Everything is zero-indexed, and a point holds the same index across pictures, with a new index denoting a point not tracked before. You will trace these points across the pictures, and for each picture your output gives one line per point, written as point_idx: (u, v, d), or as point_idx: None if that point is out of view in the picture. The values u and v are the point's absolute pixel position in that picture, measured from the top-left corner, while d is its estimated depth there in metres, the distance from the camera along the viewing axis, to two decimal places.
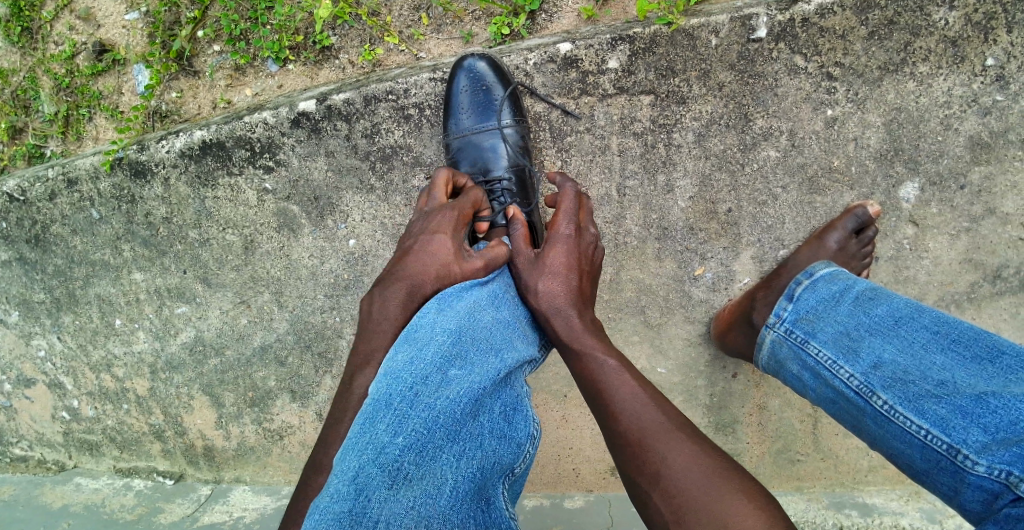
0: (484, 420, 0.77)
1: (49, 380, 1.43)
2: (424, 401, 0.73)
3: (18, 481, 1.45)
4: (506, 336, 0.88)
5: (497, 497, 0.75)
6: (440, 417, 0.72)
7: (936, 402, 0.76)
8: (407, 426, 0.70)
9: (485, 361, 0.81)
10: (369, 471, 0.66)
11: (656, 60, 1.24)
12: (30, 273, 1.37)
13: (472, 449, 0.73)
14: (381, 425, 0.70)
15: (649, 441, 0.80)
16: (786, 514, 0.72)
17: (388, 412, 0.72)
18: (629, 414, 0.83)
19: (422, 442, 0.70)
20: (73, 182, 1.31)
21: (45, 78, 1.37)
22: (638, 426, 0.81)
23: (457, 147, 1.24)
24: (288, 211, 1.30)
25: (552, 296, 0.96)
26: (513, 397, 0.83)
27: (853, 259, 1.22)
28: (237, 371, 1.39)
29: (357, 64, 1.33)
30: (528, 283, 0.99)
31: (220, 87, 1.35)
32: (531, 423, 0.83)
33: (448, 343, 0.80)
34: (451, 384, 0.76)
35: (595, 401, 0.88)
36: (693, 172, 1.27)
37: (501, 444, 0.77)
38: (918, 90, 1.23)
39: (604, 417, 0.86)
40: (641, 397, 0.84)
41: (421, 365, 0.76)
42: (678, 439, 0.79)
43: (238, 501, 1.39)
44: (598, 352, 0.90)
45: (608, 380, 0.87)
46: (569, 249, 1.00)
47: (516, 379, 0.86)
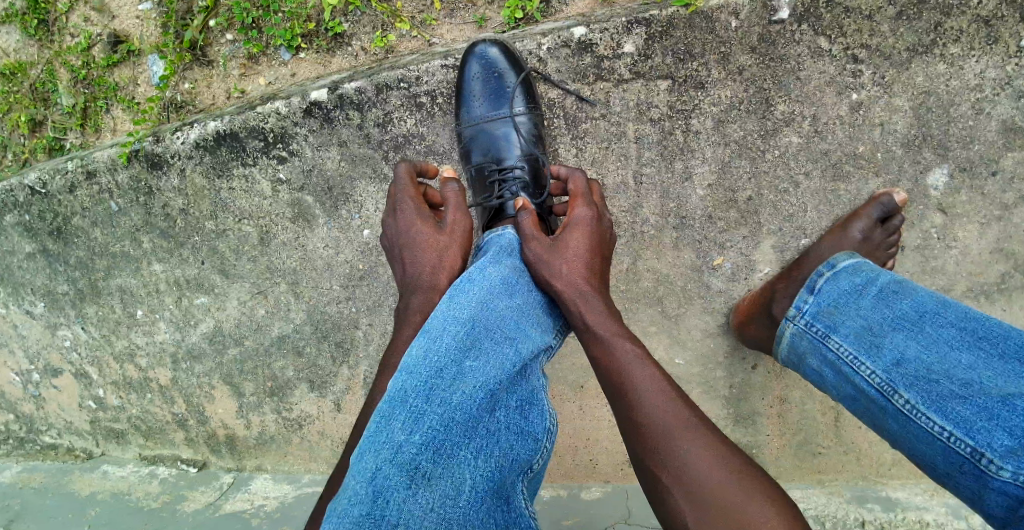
0: (500, 415, 0.76)
1: (75, 369, 1.47)
2: (440, 395, 0.73)
3: (48, 468, 1.49)
4: (520, 323, 0.88)
5: (516, 496, 0.74)
6: (456, 413, 0.72)
7: (961, 403, 0.73)
8: (424, 423, 0.70)
9: (500, 351, 0.81)
10: (386, 472, 0.66)
11: (673, 44, 1.20)
12: (53, 265, 1.40)
13: (489, 446, 0.73)
14: (397, 423, 0.70)
15: (670, 434, 0.78)
16: (802, 514, 0.74)
17: (404, 410, 0.72)
18: (649, 404, 0.81)
19: (439, 439, 0.70)
20: (92, 174, 1.32)
21: (63, 70, 1.39)
22: (658, 418, 0.80)
23: (469, 136, 1.22)
24: (302, 202, 1.30)
25: (575, 281, 0.94)
26: (528, 391, 0.82)
27: (878, 249, 1.18)
28: (255, 360, 1.40)
29: (369, 52, 1.32)
30: (547, 266, 0.95)
31: (233, 77, 1.35)
32: (547, 418, 0.82)
33: (463, 334, 0.80)
34: (467, 377, 0.76)
35: (612, 387, 0.86)
36: (712, 159, 1.24)
37: (517, 441, 0.76)
38: (949, 72, 1.18)
39: (621, 405, 0.84)
40: (663, 388, 0.83)
41: (436, 359, 0.77)
42: (701, 435, 0.78)
43: (259, 489, 1.41)
44: (619, 339, 0.89)
45: (631, 369, 0.85)
46: (589, 234, 0.99)
47: (531, 372, 0.85)
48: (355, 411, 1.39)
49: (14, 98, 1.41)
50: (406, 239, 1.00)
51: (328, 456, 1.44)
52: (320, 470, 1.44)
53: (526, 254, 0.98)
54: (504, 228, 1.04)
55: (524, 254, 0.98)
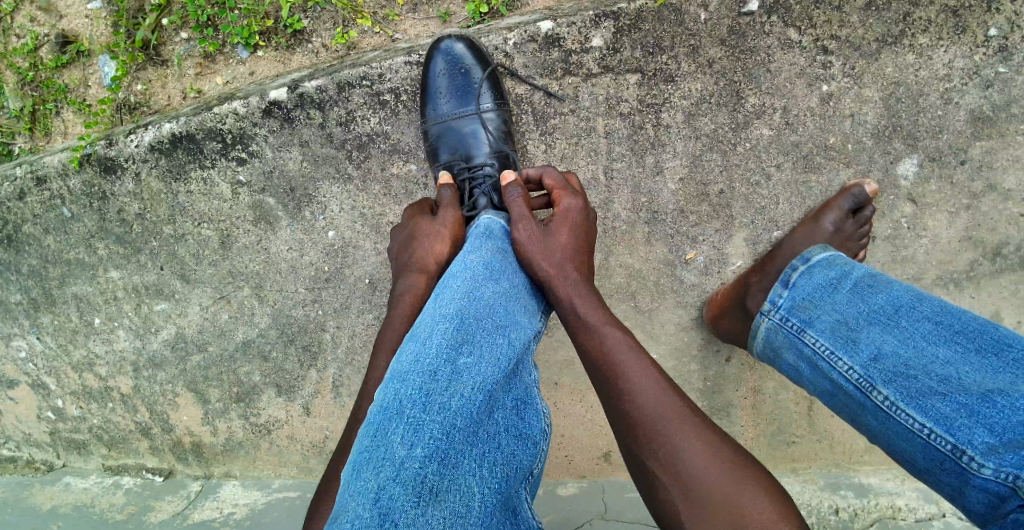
0: (499, 418, 0.74)
1: (32, 380, 1.42)
2: (439, 401, 0.70)
3: (6, 481, 1.44)
4: (510, 311, 0.86)
5: (521, 505, 0.72)
6: (456, 419, 0.70)
7: (941, 400, 0.73)
8: (425, 433, 0.67)
9: (493, 346, 0.79)
10: (391, 491, 0.62)
11: (641, 37, 1.18)
12: (5, 274, 1.34)
13: (492, 452, 0.71)
14: (396, 437, 0.67)
15: (662, 426, 0.77)
16: (796, 505, 0.74)
17: (401, 421, 0.69)
18: (641, 395, 0.80)
19: (443, 449, 0.67)
20: (42, 180, 1.27)
21: (9, 72, 1.33)
22: (650, 411, 0.79)
23: (435, 133, 1.19)
24: (264, 203, 1.26)
25: (566, 265, 0.94)
26: (523, 391, 0.80)
27: (849, 241, 1.18)
28: (221, 366, 1.37)
29: (330, 49, 1.27)
30: (539, 249, 0.95)
31: (190, 76, 1.30)
32: (542, 418, 0.81)
33: (453, 332, 0.78)
34: (462, 378, 0.73)
35: (601, 376, 0.85)
36: (683, 153, 1.22)
37: (519, 445, 0.75)
38: (917, 63, 1.17)
39: (611, 395, 0.82)
40: (654, 378, 0.81)
41: (428, 362, 0.74)
42: (694, 427, 0.77)
43: (227, 496, 1.37)
44: (609, 327, 0.87)
45: (620, 358, 0.84)
46: (577, 223, 1.01)
47: (525, 369, 0.83)
48: (325, 414, 1.36)
49: None
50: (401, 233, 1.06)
51: (299, 460, 1.40)
52: (290, 475, 1.41)
53: (517, 233, 0.96)
54: (483, 215, 1.03)
55: (515, 234, 0.97)
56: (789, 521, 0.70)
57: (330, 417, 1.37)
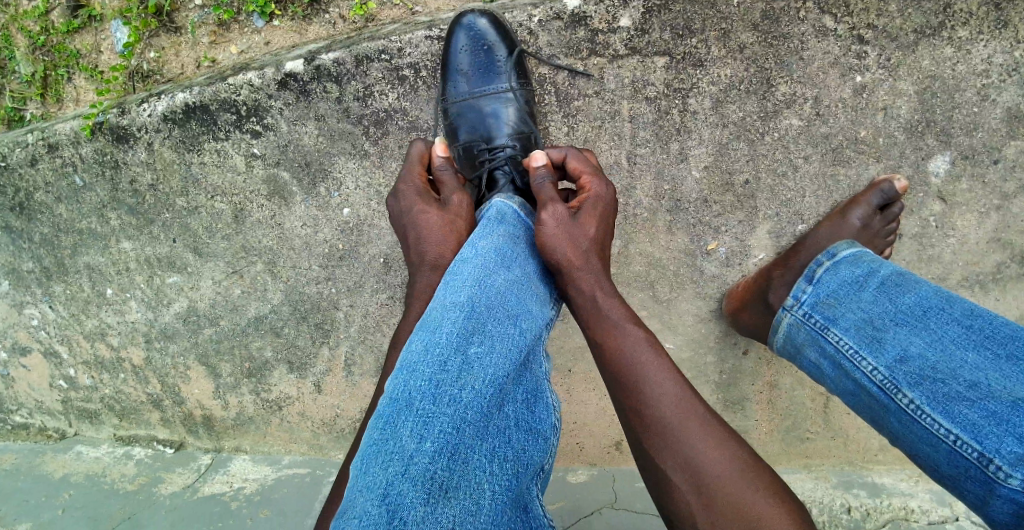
0: (510, 410, 0.73)
1: (44, 348, 1.42)
2: (449, 394, 0.69)
3: (19, 448, 1.45)
4: (522, 299, 0.84)
5: (533, 502, 0.72)
6: (466, 412, 0.69)
7: (969, 406, 0.71)
8: (435, 427, 0.66)
9: (505, 336, 0.78)
10: (401, 487, 0.61)
11: (671, 19, 1.14)
12: (16, 242, 1.33)
13: (503, 447, 0.70)
14: (405, 430, 0.66)
15: (678, 427, 0.76)
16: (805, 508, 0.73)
17: (411, 415, 0.68)
18: (658, 393, 0.78)
19: (453, 444, 0.66)
20: (54, 147, 1.25)
21: (20, 36, 1.30)
22: (668, 409, 0.77)
23: (455, 112, 1.16)
24: (278, 178, 1.24)
25: (589, 255, 0.91)
26: (534, 383, 0.80)
27: (876, 238, 1.15)
28: (232, 341, 1.36)
29: (347, 20, 1.23)
30: (565, 236, 0.90)
31: (203, 45, 1.26)
32: (553, 411, 0.80)
33: (463, 321, 0.76)
34: (473, 368, 0.72)
35: (616, 374, 0.82)
36: (709, 141, 1.19)
37: (529, 440, 0.74)
38: (956, 56, 1.13)
39: (626, 394, 0.81)
40: (673, 377, 0.79)
41: (438, 353, 0.73)
42: (710, 428, 0.76)
43: (238, 470, 1.38)
44: (627, 321, 0.85)
45: (633, 354, 0.82)
46: (605, 212, 0.97)
47: (536, 361, 0.82)
48: (337, 393, 1.36)
49: None
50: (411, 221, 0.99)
51: (309, 437, 1.41)
52: (301, 451, 1.42)
53: (545, 217, 0.91)
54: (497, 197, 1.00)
55: (544, 219, 0.91)
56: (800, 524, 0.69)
57: (341, 395, 1.37)
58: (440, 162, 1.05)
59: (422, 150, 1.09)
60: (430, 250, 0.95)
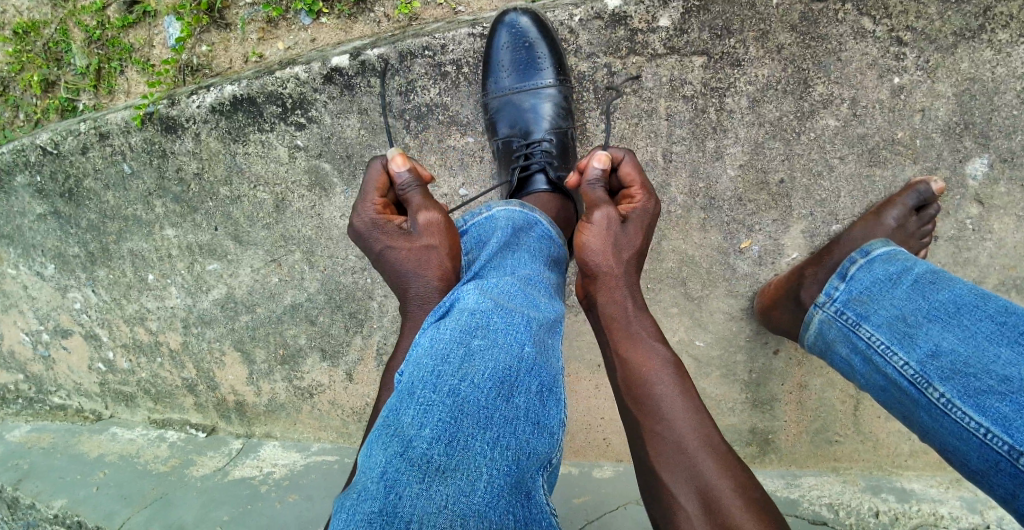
0: (519, 402, 0.70)
1: (85, 331, 1.46)
2: (448, 384, 0.69)
3: (57, 427, 1.48)
4: (528, 295, 0.82)
5: (538, 491, 0.66)
6: (465, 403, 0.67)
7: (999, 400, 0.71)
8: (433, 415, 0.66)
9: (508, 330, 0.75)
10: (397, 467, 0.62)
11: (710, 19, 1.16)
12: (64, 227, 1.37)
13: (505, 436, 0.66)
14: (407, 417, 0.67)
15: (694, 455, 0.76)
16: None
17: (413, 402, 0.68)
18: (679, 418, 0.79)
19: (450, 431, 0.65)
20: (105, 135, 1.29)
21: (77, 30, 1.35)
22: (687, 436, 0.77)
23: (495, 107, 1.19)
24: (320, 168, 1.27)
25: (626, 266, 0.91)
26: (551, 378, 0.75)
27: (911, 239, 1.15)
28: (268, 328, 1.39)
29: (392, 19, 1.27)
30: (610, 242, 0.91)
31: (252, 41, 1.30)
32: (566, 408, 0.75)
33: (466, 317, 0.76)
34: (475, 361, 0.71)
35: (636, 391, 0.82)
36: (745, 139, 1.20)
37: (535, 433, 0.69)
38: (995, 59, 1.13)
39: (644, 411, 0.81)
40: (691, 405, 0.80)
41: (442, 344, 0.73)
42: (724, 461, 0.76)
43: (268, 456, 1.40)
44: (654, 344, 0.86)
45: (655, 372, 0.83)
46: (651, 223, 0.97)
47: (553, 355, 0.79)
48: (368, 382, 1.38)
49: (26, 57, 1.37)
50: (388, 257, 0.90)
51: (339, 425, 1.43)
52: (329, 439, 1.44)
53: (596, 216, 0.92)
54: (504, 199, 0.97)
55: (595, 217, 0.92)
56: None
57: (372, 384, 1.38)
58: (403, 179, 0.93)
59: (379, 165, 0.96)
60: (413, 284, 0.88)
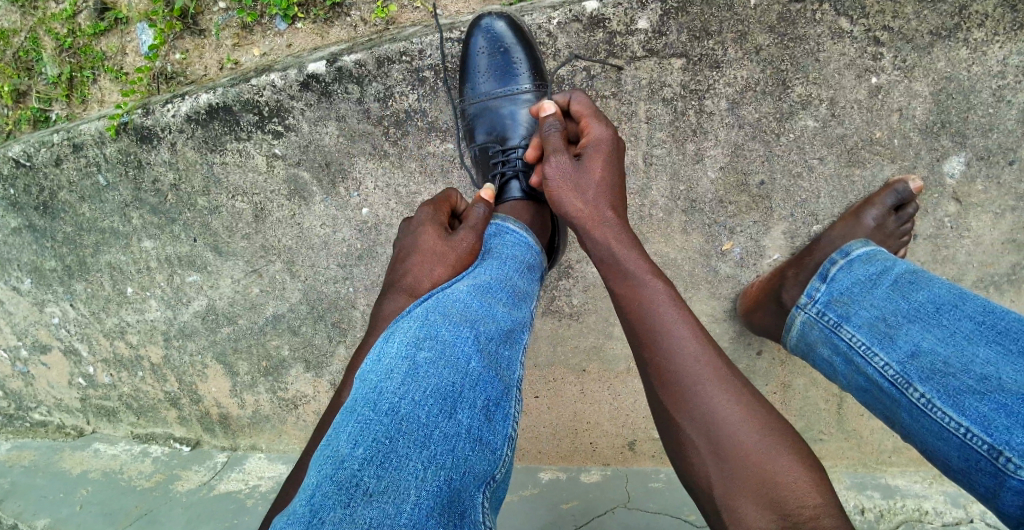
0: (460, 418, 0.69)
1: (64, 347, 1.44)
2: (388, 402, 0.68)
3: (38, 445, 1.47)
4: (485, 303, 0.83)
5: (476, 509, 0.64)
6: (403, 422, 0.67)
7: (978, 399, 0.70)
8: (368, 435, 0.65)
9: (457, 339, 0.76)
10: (324, 491, 0.60)
11: (689, 21, 1.15)
12: (40, 241, 1.35)
13: (442, 455, 0.65)
14: (344, 436, 0.66)
15: (701, 391, 0.76)
16: (801, 463, 0.71)
17: (352, 421, 0.67)
18: (681, 349, 0.79)
19: (383, 452, 0.64)
20: (78, 147, 1.27)
21: (47, 39, 1.32)
22: (688, 366, 0.77)
23: (473, 113, 1.18)
24: (298, 178, 1.25)
25: (600, 202, 0.95)
26: (498, 391, 0.75)
27: (890, 238, 1.16)
28: (250, 339, 1.37)
29: (368, 23, 1.25)
30: (569, 186, 0.96)
31: (226, 47, 1.29)
32: (512, 423, 0.74)
33: (415, 330, 0.77)
34: (419, 376, 0.71)
35: (637, 328, 0.83)
36: (725, 142, 1.20)
37: (475, 449, 0.68)
38: (971, 58, 1.13)
39: (649, 350, 0.81)
40: (693, 334, 0.80)
41: (388, 362, 0.73)
42: (732, 394, 0.75)
43: (254, 468, 1.40)
44: (651, 280, 0.85)
45: (651, 303, 0.83)
46: (610, 152, 1.00)
47: (504, 367, 0.78)
48: None
49: None
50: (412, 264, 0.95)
51: None
52: None
53: (549, 167, 0.98)
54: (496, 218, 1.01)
55: (547, 169, 0.98)
56: (810, 487, 0.69)
57: None
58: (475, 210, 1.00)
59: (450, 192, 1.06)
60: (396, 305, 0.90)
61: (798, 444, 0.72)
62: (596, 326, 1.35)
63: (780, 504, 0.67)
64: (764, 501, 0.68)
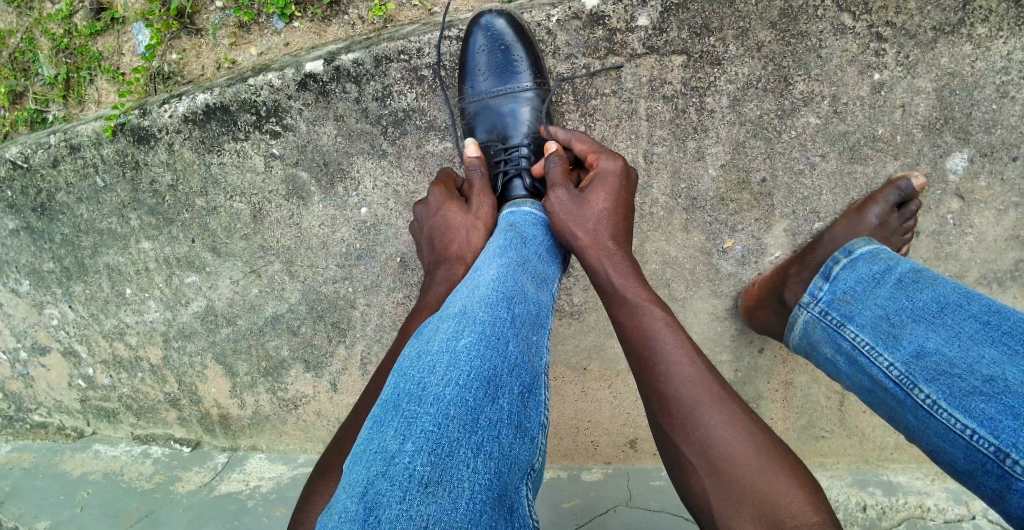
0: (503, 404, 0.68)
1: (63, 348, 1.43)
2: (432, 393, 0.67)
3: (38, 446, 1.47)
4: (519, 281, 0.83)
5: (522, 501, 0.64)
6: (450, 408, 0.66)
7: (984, 400, 0.69)
8: (415, 428, 0.64)
9: (496, 321, 0.75)
10: (379, 487, 0.60)
11: (689, 17, 1.14)
12: (38, 242, 1.34)
13: (489, 444, 0.64)
14: (389, 431, 0.65)
15: (699, 413, 0.76)
16: (803, 486, 0.70)
17: (396, 416, 0.67)
18: (679, 372, 0.79)
19: (434, 441, 0.63)
20: (75, 148, 1.26)
21: (43, 39, 1.31)
22: (684, 390, 0.77)
23: (473, 111, 1.17)
24: (297, 177, 1.25)
25: (603, 230, 0.95)
26: (531, 378, 0.74)
27: (893, 235, 1.15)
28: (250, 340, 1.37)
29: (366, 21, 1.24)
30: (572, 219, 0.95)
31: (223, 46, 1.27)
32: (544, 410, 0.74)
33: (452, 321, 0.76)
34: (459, 362, 0.70)
35: (636, 353, 0.83)
36: (726, 139, 1.19)
37: (517, 437, 0.67)
38: (975, 53, 1.12)
39: (647, 373, 0.81)
40: (691, 358, 0.80)
41: (426, 356, 0.72)
42: (731, 415, 0.75)
43: (254, 469, 1.40)
44: (649, 306, 0.86)
45: (650, 328, 0.83)
46: (617, 184, 0.99)
47: (535, 354, 0.77)
48: (353, 391, 1.37)
49: None
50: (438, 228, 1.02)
51: (324, 436, 1.42)
52: (316, 450, 1.43)
53: (549, 204, 0.98)
54: (525, 203, 1.02)
55: (549, 203, 0.97)
56: (813, 507, 0.68)
57: (358, 393, 1.37)
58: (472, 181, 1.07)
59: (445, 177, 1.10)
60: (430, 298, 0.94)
61: (800, 468, 0.72)
62: (597, 325, 1.35)
63: (777, 524, 0.66)
64: (763, 520, 0.67)
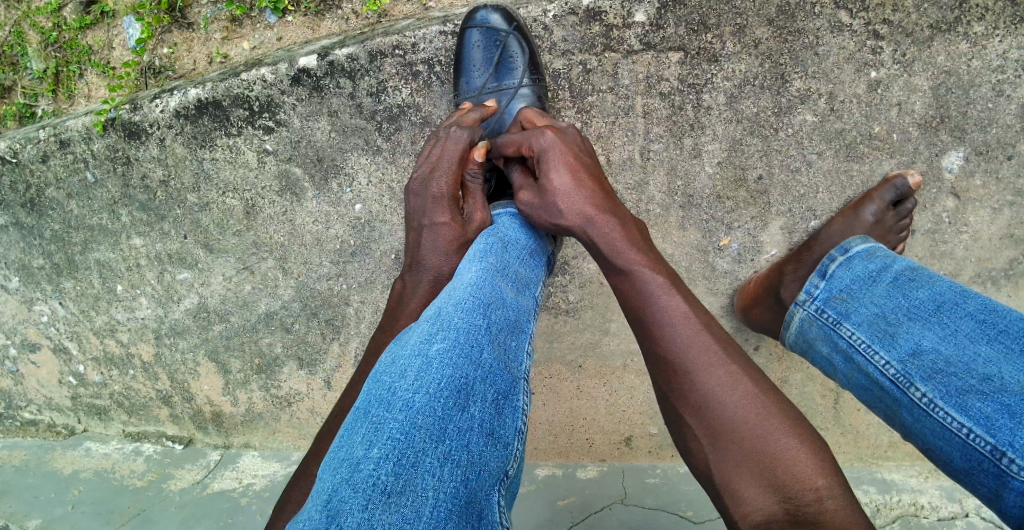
0: (474, 412, 0.67)
1: (54, 345, 1.42)
2: (402, 400, 0.66)
3: (29, 444, 1.46)
4: (498, 287, 0.82)
5: (491, 509, 0.64)
6: (419, 416, 0.65)
7: (981, 399, 0.69)
8: (382, 435, 0.63)
9: (471, 327, 0.74)
10: (342, 494, 0.59)
11: (687, 14, 1.13)
12: (27, 238, 1.33)
13: (457, 452, 0.64)
14: (358, 437, 0.64)
15: (698, 378, 0.74)
16: (811, 449, 0.68)
17: (365, 422, 0.66)
18: (677, 337, 0.77)
19: (400, 449, 0.62)
20: (65, 143, 1.24)
21: (32, 32, 1.29)
22: (682, 356, 0.76)
23: None
24: (290, 173, 1.23)
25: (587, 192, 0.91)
26: (507, 384, 0.73)
27: (888, 234, 1.15)
28: (242, 336, 1.35)
29: (360, 15, 1.23)
30: (539, 214, 0.93)
31: (215, 41, 1.26)
32: (521, 416, 0.73)
33: (427, 325, 0.75)
34: (431, 369, 0.69)
35: (637, 319, 0.82)
36: (723, 136, 1.18)
37: (487, 445, 0.67)
38: (971, 52, 1.12)
39: (648, 340, 0.80)
40: (687, 321, 0.78)
41: (400, 362, 0.71)
42: (732, 379, 0.73)
43: (247, 466, 1.39)
44: (643, 269, 0.83)
45: (647, 293, 0.81)
46: (559, 155, 0.94)
47: (512, 360, 0.77)
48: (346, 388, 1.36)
49: None
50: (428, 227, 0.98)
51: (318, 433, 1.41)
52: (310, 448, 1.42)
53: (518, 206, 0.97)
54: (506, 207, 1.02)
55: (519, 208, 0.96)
56: (818, 469, 0.67)
57: None
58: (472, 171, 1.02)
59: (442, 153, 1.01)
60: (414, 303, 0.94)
61: (806, 429, 0.70)
62: (593, 322, 1.34)
63: (781, 489, 0.66)
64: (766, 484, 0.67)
